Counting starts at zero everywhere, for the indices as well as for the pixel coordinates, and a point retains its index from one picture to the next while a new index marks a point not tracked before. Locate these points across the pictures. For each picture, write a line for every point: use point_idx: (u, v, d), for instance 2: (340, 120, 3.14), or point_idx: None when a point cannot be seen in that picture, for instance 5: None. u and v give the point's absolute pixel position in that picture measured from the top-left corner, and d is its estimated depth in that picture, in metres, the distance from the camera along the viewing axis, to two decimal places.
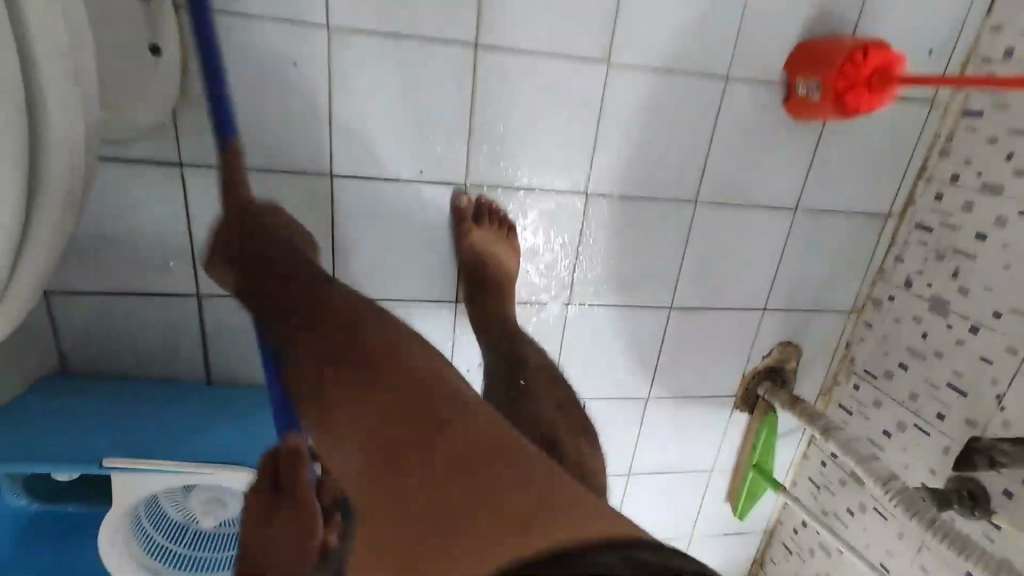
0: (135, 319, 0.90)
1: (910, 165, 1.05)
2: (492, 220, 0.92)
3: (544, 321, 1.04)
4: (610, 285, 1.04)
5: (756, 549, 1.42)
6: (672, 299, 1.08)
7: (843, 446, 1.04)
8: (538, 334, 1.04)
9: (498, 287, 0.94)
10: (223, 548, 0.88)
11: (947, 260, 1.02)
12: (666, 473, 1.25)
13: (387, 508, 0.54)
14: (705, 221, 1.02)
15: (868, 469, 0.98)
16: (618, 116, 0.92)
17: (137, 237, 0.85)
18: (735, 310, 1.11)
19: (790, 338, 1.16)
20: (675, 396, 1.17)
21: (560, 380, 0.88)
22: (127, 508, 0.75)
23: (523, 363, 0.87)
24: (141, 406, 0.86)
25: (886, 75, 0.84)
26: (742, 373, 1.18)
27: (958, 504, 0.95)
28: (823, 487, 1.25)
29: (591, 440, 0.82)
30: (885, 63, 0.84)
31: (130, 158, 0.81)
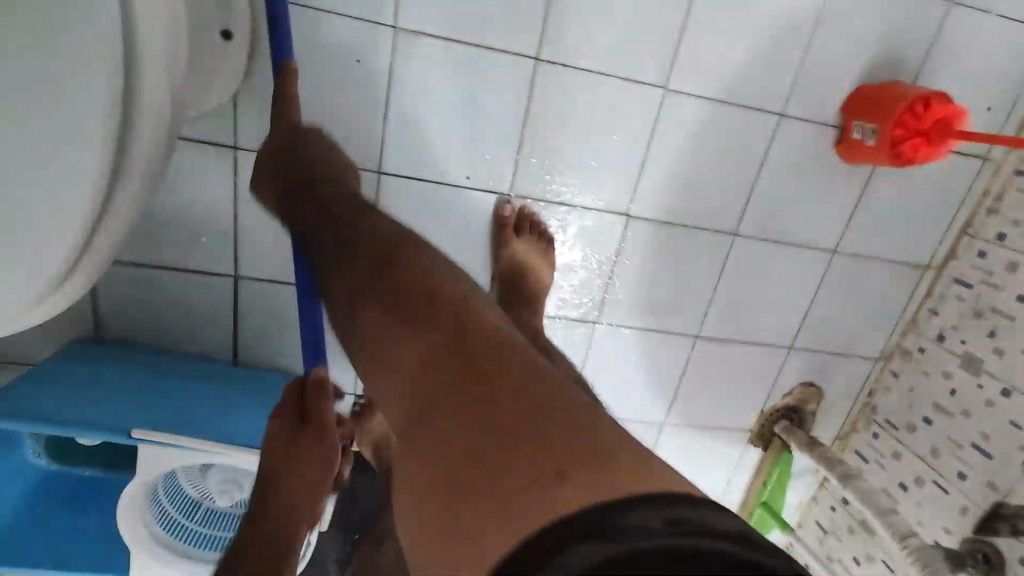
0: (172, 293, 0.92)
1: (956, 218, 1.04)
2: (532, 232, 0.93)
3: (570, 337, 1.04)
4: (640, 309, 1.03)
5: None
6: (700, 328, 1.07)
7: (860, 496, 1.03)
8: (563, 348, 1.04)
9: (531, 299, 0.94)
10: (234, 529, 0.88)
11: (985, 319, 1.01)
12: None
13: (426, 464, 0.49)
14: (743, 254, 1.02)
15: (885, 522, 0.97)
16: (668, 142, 0.92)
17: (185, 215, 0.87)
18: (762, 345, 1.11)
19: (813, 379, 1.15)
20: (691, 425, 1.17)
21: None
22: (148, 481, 0.76)
23: None
24: (171, 380, 0.87)
25: (944, 129, 0.84)
26: (761, 409, 1.17)
27: (972, 568, 0.94)
28: (830, 533, 1.24)
29: None
30: (945, 118, 0.83)
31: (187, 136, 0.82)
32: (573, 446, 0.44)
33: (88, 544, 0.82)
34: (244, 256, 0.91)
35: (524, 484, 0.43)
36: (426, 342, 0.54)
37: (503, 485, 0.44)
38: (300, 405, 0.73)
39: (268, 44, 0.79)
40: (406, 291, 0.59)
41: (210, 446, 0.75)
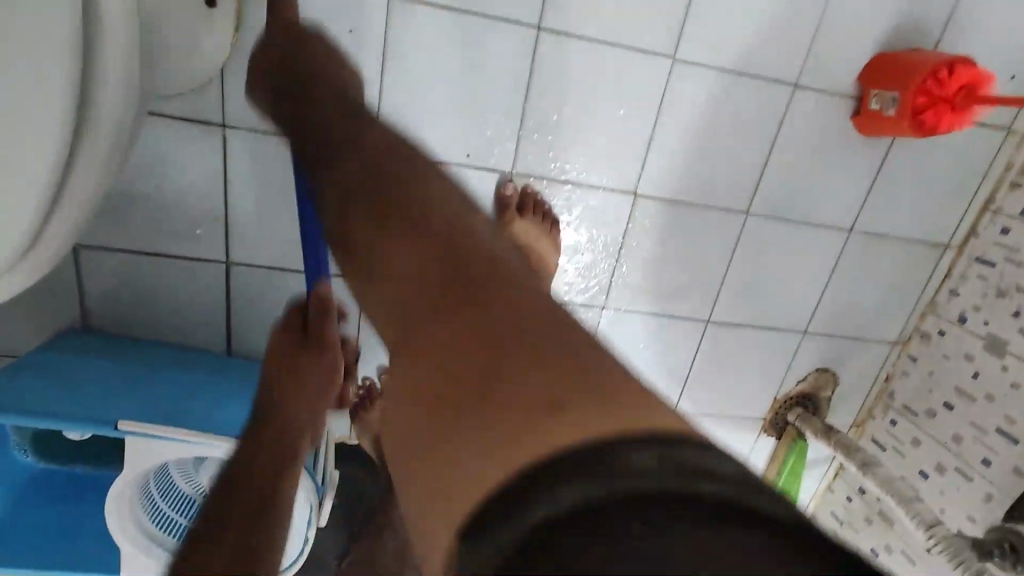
0: (162, 281, 0.88)
1: (977, 194, 1.00)
2: (536, 212, 0.88)
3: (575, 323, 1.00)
4: (648, 292, 1.00)
5: None
6: (711, 312, 1.03)
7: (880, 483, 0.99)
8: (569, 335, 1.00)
9: None
10: None
11: (1009, 298, 0.96)
12: None
13: (412, 385, 0.43)
14: (755, 234, 0.98)
15: (907, 511, 0.93)
16: (677, 115, 0.88)
17: (172, 198, 0.83)
18: (775, 329, 1.07)
19: (828, 365, 1.11)
20: (702, 414, 1.13)
21: None
22: (136, 475, 0.73)
23: None
24: (160, 370, 0.84)
25: (966, 95, 0.80)
26: (774, 396, 1.14)
27: (997, 560, 0.90)
28: (846, 524, 1.20)
29: None
30: (969, 85, 0.79)
31: (173, 114, 0.78)
32: (569, 401, 0.35)
33: (78, 540, 0.79)
34: (235, 241, 0.87)
35: (505, 433, 0.36)
36: (429, 297, 0.45)
37: (480, 437, 0.37)
38: (302, 328, 0.69)
39: (256, 15, 0.75)
40: (392, 209, 0.52)
41: (200, 437, 0.71)
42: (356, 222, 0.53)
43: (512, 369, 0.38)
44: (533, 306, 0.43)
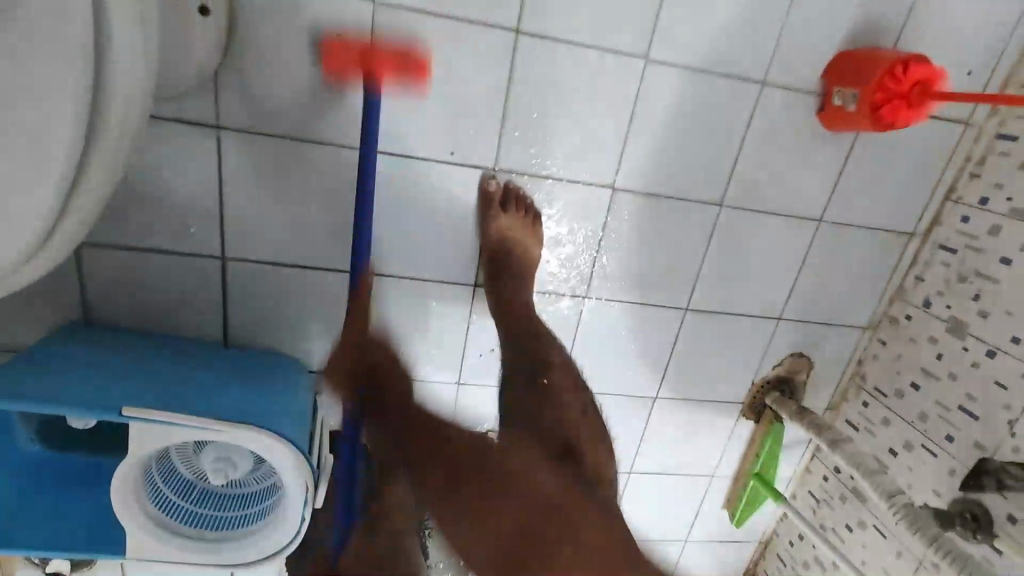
0: (161, 277, 0.92)
1: (939, 185, 1.05)
2: (518, 207, 0.93)
3: (557, 314, 1.05)
4: (628, 282, 1.04)
5: (749, 558, 1.42)
6: (689, 300, 1.08)
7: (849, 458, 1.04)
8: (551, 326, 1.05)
9: (521, 273, 0.95)
10: (229, 508, 0.88)
11: (970, 283, 1.01)
12: (668, 475, 1.26)
13: None
14: (729, 225, 1.03)
15: (873, 483, 0.98)
16: (652, 113, 0.92)
17: (171, 196, 0.87)
18: (749, 317, 1.12)
19: (802, 350, 1.16)
20: (682, 398, 1.18)
21: None
22: (140, 458, 0.77)
23: None
24: (161, 361, 0.88)
25: (925, 87, 0.84)
26: (751, 381, 1.18)
27: (961, 527, 0.97)
28: (822, 502, 1.25)
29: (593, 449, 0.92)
30: (927, 77, 0.84)
31: (169, 116, 0.82)
32: None
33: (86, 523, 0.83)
34: (231, 237, 0.91)
35: None
36: None
37: None
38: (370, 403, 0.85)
39: (248, 21, 0.79)
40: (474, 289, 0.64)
41: (201, 422, 0.76)
42: None
43: None
44: None
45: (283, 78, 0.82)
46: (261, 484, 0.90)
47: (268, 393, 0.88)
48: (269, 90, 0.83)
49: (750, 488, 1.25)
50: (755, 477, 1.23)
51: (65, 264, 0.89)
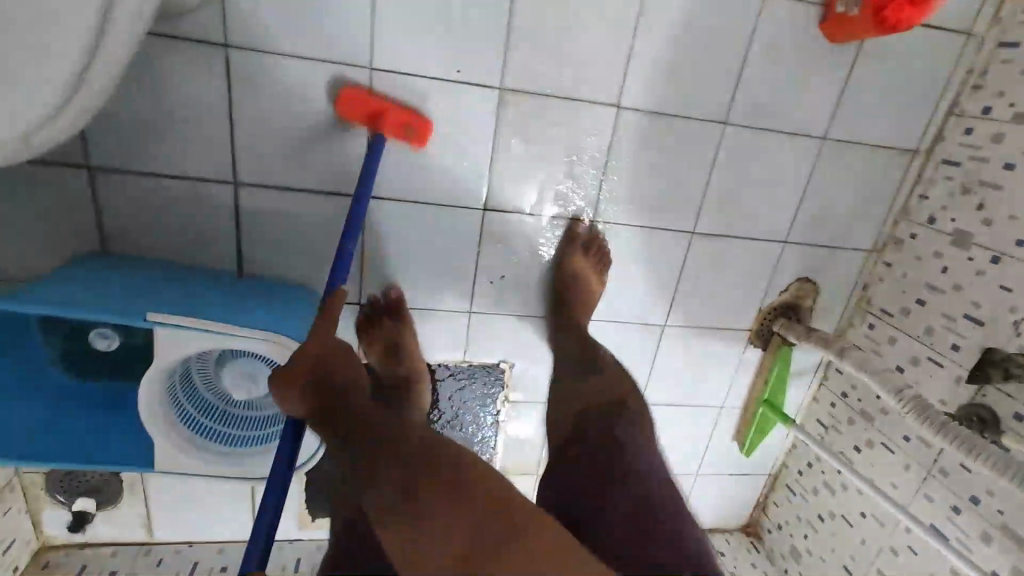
0: (176, 205, 0.94)
1: (941, 99, 1.06)
2: (592, 253, 1.07)
3: (560, 238, 1.08)
4: (635, 204, 1.06)
5: (760, 492, 1.45)
6: (695, 225, 1.09)
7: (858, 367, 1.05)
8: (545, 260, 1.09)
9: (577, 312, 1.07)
10: (250, 428, 0.91)
11: (974, 193, 1.02)
12: (679, 407, 1.28)
13: None
14: (734, 145, 1.03)
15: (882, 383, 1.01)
16: (656, 28, 0.93)
17: (182, 119, 0.88)
18: (756, 240, 1.13)
19: (809, 275, 1.18)
20: (691, 327, 1.19)
21: None
22: (164, 367, 0.78)
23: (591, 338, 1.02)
24: (178, 287, 0.90)
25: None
26: (759, 308, 1.20)
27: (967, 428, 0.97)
28: (831, 428, 1.27)
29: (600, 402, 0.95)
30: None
31: (178, 35, 0.83)
32: None
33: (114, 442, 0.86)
34: (243, 162, 0.92)
35: None
36: None
37: None
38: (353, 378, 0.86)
39: None
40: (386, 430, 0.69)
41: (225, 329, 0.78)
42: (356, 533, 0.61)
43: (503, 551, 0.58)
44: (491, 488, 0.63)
45: None
46: (282, 406, 0.91)
47: (285, 315, 0.91)
48: (276, 7, 0.84)
49: (759, 415, 1.27)
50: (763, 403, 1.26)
51: (81, 192, 0.90)
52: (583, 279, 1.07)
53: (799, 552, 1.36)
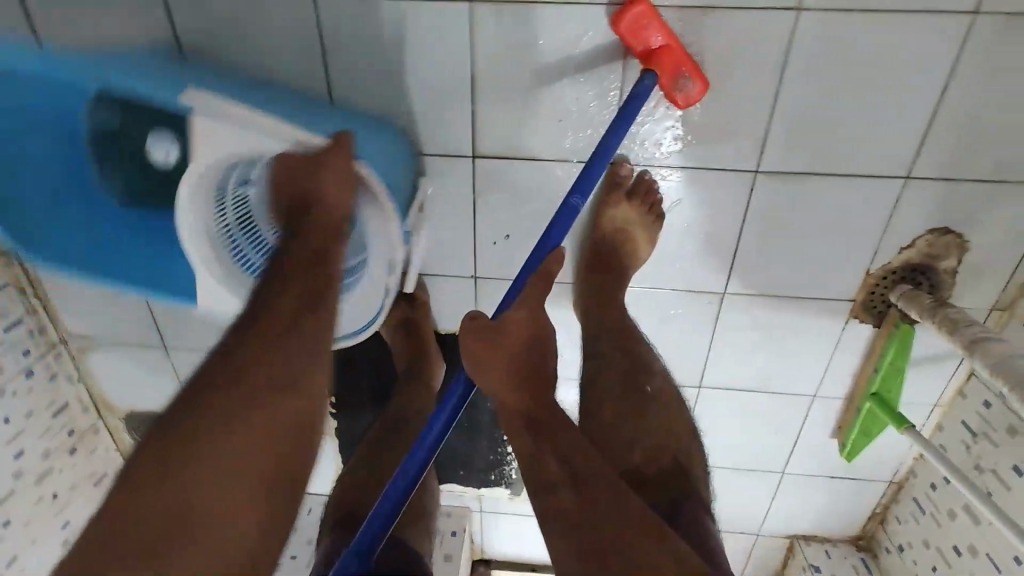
0: (208, 42, 0.79)
1: None
2: (644, 201, 0.85)
3: (600, 186, 0.89)
4: (675, 136, 0.81)
5: (876, 501, 1.14)
6: (760, 159, 0.80)
7: (993, 366, 0.68)
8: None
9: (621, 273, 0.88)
10: None
11: None
12: (749, 392, 1.03)
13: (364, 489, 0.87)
14: (815, 35, 0.72)
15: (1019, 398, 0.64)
16: None
17: None
18: (859, 179, 0.80)
19: (947, 225, 0.82)
20: (760, 294, 0.92)
21: (631, 391, 0.80)
22: (205, 172, 0.70)
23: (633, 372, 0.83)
24: (236, 92, 0.76)
25: (651, 47, 0.72)
26: (867, 272, 0.88)
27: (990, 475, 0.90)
28: (981, 435, 0.93)
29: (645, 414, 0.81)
30: (633, 31, 0.72)
31: None
32: (590, 496, 0.62)
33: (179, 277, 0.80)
34: None
35: (617, 510, 0.61)
36: (582, 501, 0.62)
37: (594, 486, 0.63)
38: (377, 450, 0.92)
39: None
40: (639, 417, 0.79)
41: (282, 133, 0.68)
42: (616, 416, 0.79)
43: (598, 469, 0.64)
44: (595, 489, 0.62)
45: None
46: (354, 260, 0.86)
47: (356, 145, 0.78)
48: None
49: (865, 413, 0.96)
50: (871, 398, 0.94)
51: None
52: (617, 238, 0.87)
53: None
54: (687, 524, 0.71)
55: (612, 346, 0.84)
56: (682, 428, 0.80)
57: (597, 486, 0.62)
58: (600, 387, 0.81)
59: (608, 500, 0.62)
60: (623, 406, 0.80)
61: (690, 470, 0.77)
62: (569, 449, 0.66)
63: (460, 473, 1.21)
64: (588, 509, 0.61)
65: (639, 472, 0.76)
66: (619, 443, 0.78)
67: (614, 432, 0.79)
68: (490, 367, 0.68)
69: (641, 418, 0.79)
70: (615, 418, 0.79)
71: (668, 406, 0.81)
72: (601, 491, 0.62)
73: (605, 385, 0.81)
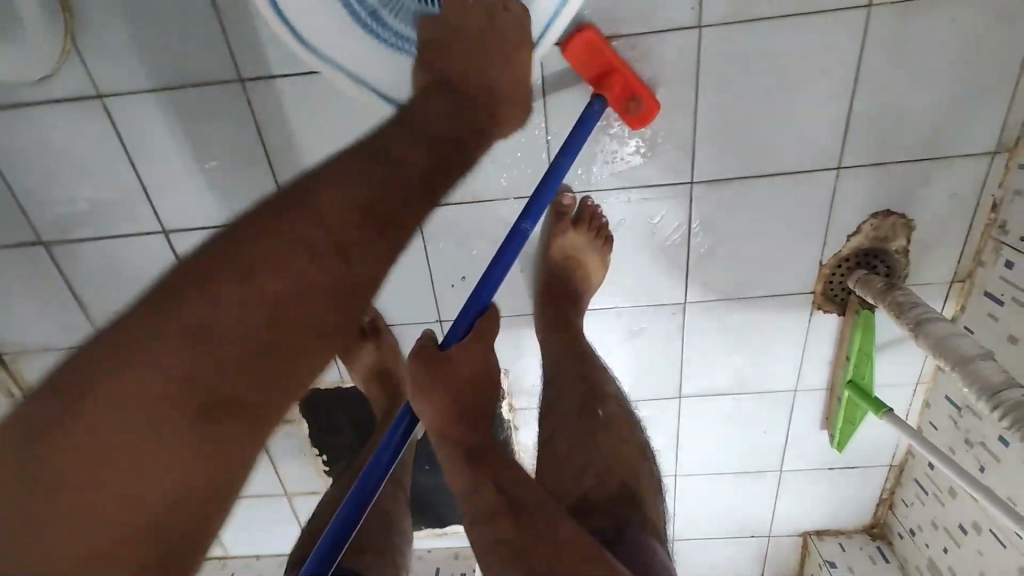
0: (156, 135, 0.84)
1: None
2: (589, 226, 0.87)
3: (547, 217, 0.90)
4: (608, 160, 0.83)
5: (882, 487, 1.13)
6: (693, 169, 0.82)
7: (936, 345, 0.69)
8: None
9: (577, 298, 0.90)
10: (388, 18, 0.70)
11: None
12: (730, 395, 1.03)
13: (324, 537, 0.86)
14: (719, 47, 0.74)
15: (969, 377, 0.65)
16: None
17: (97, 182, 0.88)
18: (791, 175, 0.82)
19: (889, 207, 0.83)
20: (721, 299, 0.93)
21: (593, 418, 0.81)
22: None
23: (600, 396, 0.84)
24: None
25: (598, 74, 0.75)
26: (820, 264, 0.89)
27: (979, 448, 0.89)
28: (966, 408, 0.92)
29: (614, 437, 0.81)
30: (585, 49, 0.73)
31: (64, 98, 0.82)
32: (536, 531, 0.63)
33: None
34: (165, 210, 0.90)
35: (564, 542, 0.62)
36: (527, 537, 0.62)
37: (539, 521, 0.63)
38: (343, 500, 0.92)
39: None
40: (598, 441, 0.80)
41: None
42: (574, 445, 0.81)
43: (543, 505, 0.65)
44: (541, 524, 0.63)
45: (144, 37, 0.78)
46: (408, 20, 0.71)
47: None
48: (137, 47, 0.79)
49: (846, 401, 0.95)
50: (848, 386, 0.93)
51: (45, 266, 0.95)
52: (570, 265, 0.89)
53: (939, 569, 1.02)
54: (632, 550, 0.68)
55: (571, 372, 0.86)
56: (633, 452, 0.81)
57: (543, 521, 0.63)
58: (556, 418, 0.84)
59: (554, 534, 0.62)
60: (581, 432, 0.82)
61: (639, 492, 0.77)
62: (509, 483, 0.67)
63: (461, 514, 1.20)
64: (534, 546, 0.62)
65: (588, 498, 0.76)
66: (574, 471, 0.79)
67: (575, 461, 0.80)
68: (428, 395, 0.68)
69: (594, 442, 0.80)
70: (573, 447, 0.80)
71: (626, 427, 0.82)
72: (548, 527, 0.63)
73: (563, 411, 0.84)
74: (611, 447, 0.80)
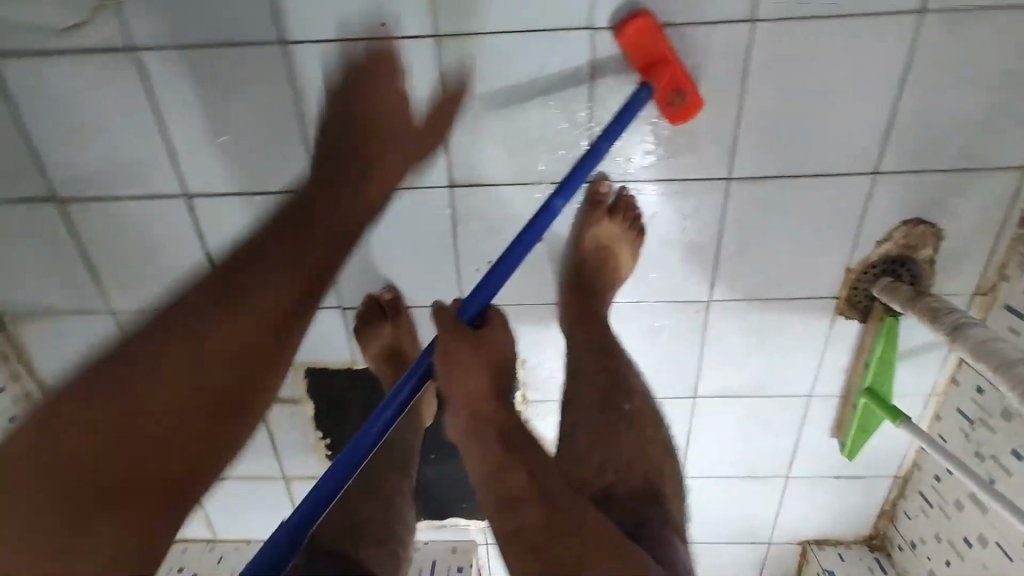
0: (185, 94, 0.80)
1: None
2: (624, 218, 0.86)
3: (579, 204, 0.89)
4: (647, 152, 0.83)
5: (884, 498, 1.14)
6: (731, 166, 0.82)
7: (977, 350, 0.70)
8: (541, 246, 0.90)
9: (604, 290, 0.89)
10: None
11: None
12: (745, 397, 1.02)
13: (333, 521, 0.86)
14: (771, 43, 0.74)
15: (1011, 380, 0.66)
16: None
17: (115, 140, 0.84)
18: (828, 178, 0.82)
19: (920, 216, 0.84)
20: (746, 299, 0.93)
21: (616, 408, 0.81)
22: None
23: (625, 388, 0.83)
24: None
25: (649, 62, 0.74)
26: (847, 269, 0.89)
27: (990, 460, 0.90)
28: (978, 421, 0.93)
29: (637, 430, 0.80)
30: (639, 35, 0.73)
31: (89, 48, 0.78)
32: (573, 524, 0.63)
33: None
34: (186, 174, 0.86)
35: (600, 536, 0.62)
36: (562, 529, 0.62)
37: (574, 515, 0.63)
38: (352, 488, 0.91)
39: None
40: (622, 436, 0.79)
41: None
42: (594, 438, 0.80)
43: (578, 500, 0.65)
44: (577, 517, 0.63)
45: None
46: None
47: None
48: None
49: (861, 409, 0.96)
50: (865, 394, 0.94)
51: (50, 226, 0.90)
52: (601, 255, 0.88)
53: None
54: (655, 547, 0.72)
55: (592, 365, 0.84)
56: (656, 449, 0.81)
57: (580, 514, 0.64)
58: (578, 409, 0.83)
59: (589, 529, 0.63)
60: (603, 424, 0.80)
61: (661, 489, 0.78)
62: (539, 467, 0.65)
63: (462, 506, 1.18)
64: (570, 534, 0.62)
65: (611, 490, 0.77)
66: (595, 464, 0.79)
67: (598, 454, 0.79)
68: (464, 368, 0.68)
69: (617, 437, 0.80)
70: (595, 439, 0.80)
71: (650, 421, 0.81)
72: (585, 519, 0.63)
73: (585, 401, 0.82)
74: (633, 443, 0.80)
